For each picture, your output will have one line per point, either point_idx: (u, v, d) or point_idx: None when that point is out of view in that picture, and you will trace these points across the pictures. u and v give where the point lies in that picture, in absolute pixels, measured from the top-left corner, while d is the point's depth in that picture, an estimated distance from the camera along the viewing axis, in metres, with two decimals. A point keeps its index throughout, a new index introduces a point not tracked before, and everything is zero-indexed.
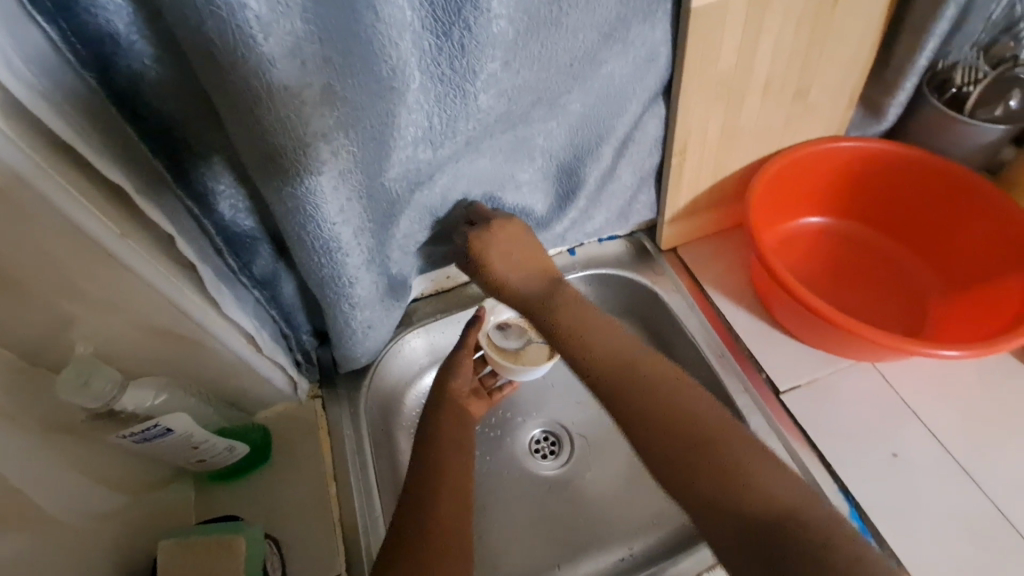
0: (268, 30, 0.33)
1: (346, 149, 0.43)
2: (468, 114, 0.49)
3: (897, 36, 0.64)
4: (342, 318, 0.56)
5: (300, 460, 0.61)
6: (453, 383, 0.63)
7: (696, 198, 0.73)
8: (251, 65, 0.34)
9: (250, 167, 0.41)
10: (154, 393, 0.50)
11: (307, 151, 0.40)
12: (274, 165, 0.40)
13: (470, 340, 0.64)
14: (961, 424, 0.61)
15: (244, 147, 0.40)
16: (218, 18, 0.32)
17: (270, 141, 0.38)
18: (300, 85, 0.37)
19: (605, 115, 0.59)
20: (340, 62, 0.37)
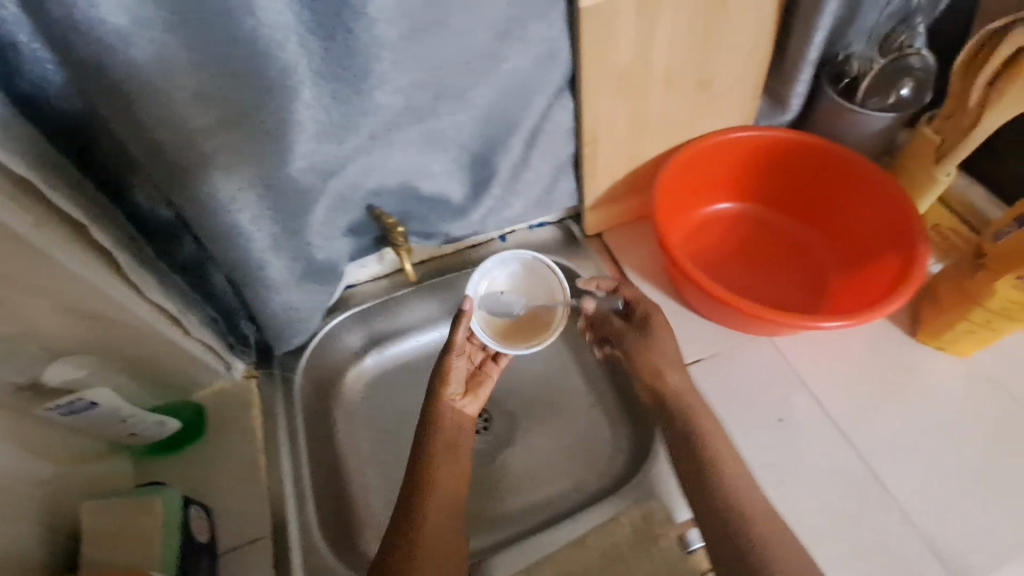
0: (129, 41, 0.39)
1: (233, 143, 0.47)
2: (363, 111, 0.53)
3: (791, 30, 0.68)
4: (259, 298, 0.61)
5: (233, 434, 0.66)
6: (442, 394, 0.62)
7: (614, 185, 0.77)
8: (117, 67, 0.40)
9: (144, 160, 0.46)
10: (77, 367, 0.54)
11: (190, 145, 0.45)
12: (160, 158, 0.46)
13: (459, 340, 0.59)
14: (844, 391, 0.67)
15: (132, 143, 0.45)
16: (84, 33, 0.38)
17: (152, 136, 0.44)
18: (170, 85, 0.42)
19: (512, 108, 0.63)
20: (212, 67, 0.42)
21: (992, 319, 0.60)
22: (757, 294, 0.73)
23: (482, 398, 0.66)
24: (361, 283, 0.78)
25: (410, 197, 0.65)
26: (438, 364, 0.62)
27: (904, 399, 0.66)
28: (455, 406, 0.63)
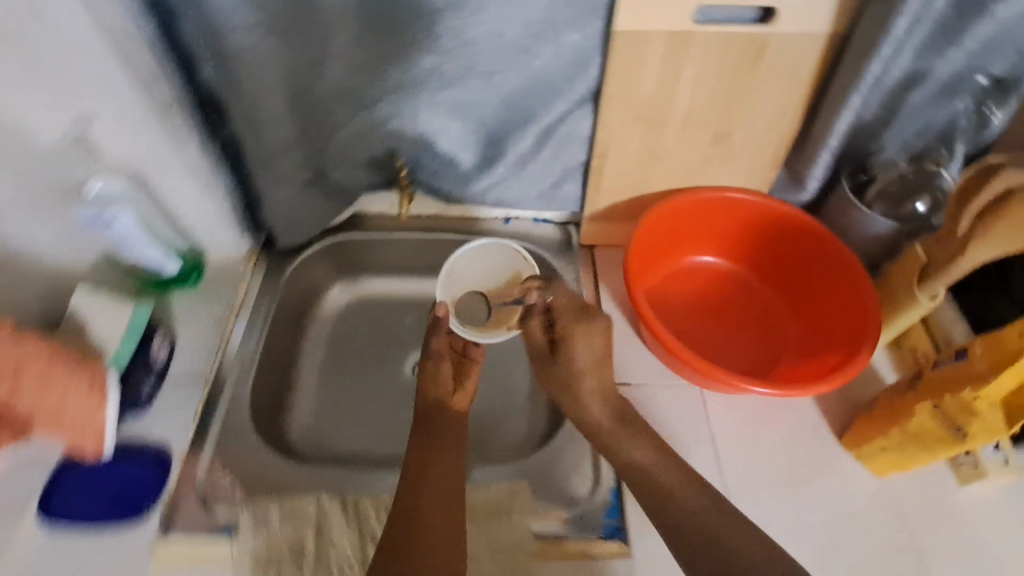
0: None
1: (270, 42, 0.59)
2: (396, 57, 0.62)
3: (819, 113, 0.70)
4: (266, 185, 0.72)
5: (216, 296, 0.77)
6: (428, 391, 0.71)
7: (615, 205, 0.81)
8: None
9: (201, 41, 0.58)
10: (107, 183, 0.61)
11: (230, 36, 0.57)
12: (214, 41, 0.57)
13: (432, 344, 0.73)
14: (746, 462, 0.68)
15: (195, 23, 0.56)
16: None
17: (212, 21, 0.56)
18: None
19: (531, 100, 0.69)
20: None
21: (905, 444, 0.61)
22: (710, 347, 0.76)
23: (472, 389, 0.72)
24: (369, 216, 0.86)
25: (425, 150, 0.73)
26: (420, 380, 0.72)
27: (800, 491, 0.66)
28: (444, 401, 0.71)
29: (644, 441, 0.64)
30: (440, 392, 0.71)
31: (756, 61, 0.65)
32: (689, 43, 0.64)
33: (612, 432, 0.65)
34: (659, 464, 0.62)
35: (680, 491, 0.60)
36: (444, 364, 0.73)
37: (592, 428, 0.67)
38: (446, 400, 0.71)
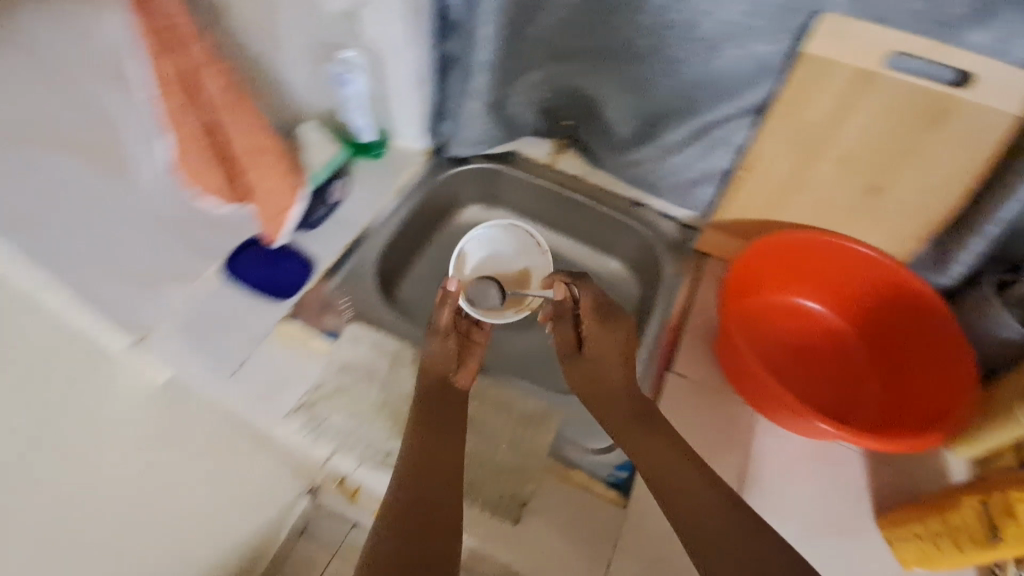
0: None
1: None
2: (600, 23, 0.73)
3: (989, 198, 0.67)
4: (460, 99, 0.87)
5: (385, 173, 0.94)
6: (432, 364, 0.73)
7: (741, 221, 0.85)
8: None
9: None
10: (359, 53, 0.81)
11: None
12: None
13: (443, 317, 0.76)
14: (770, 491, 0.70)
15: None
16: None
17: None
18: None
19: (701, 96, 0.74)
20: None
21: (942, 537, 0.60)
22: (788, 379, 0.77)
23: (473, 367, 0.75)
24: (523, 158, 0.99)
25: (595, 111, 0.84)
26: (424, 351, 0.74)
27: (811, 538, 0.68)
28: (453, 379, 0.73)
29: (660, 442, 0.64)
30: (442, 367, 0.73)
31: (935, 124, 0.66)
32: (873, 87, 0.66)
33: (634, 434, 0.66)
34: (674, 471, 0.61)
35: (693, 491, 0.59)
36: (447, 343, 0.75)
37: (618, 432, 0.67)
38: (448, 378, 0.73)
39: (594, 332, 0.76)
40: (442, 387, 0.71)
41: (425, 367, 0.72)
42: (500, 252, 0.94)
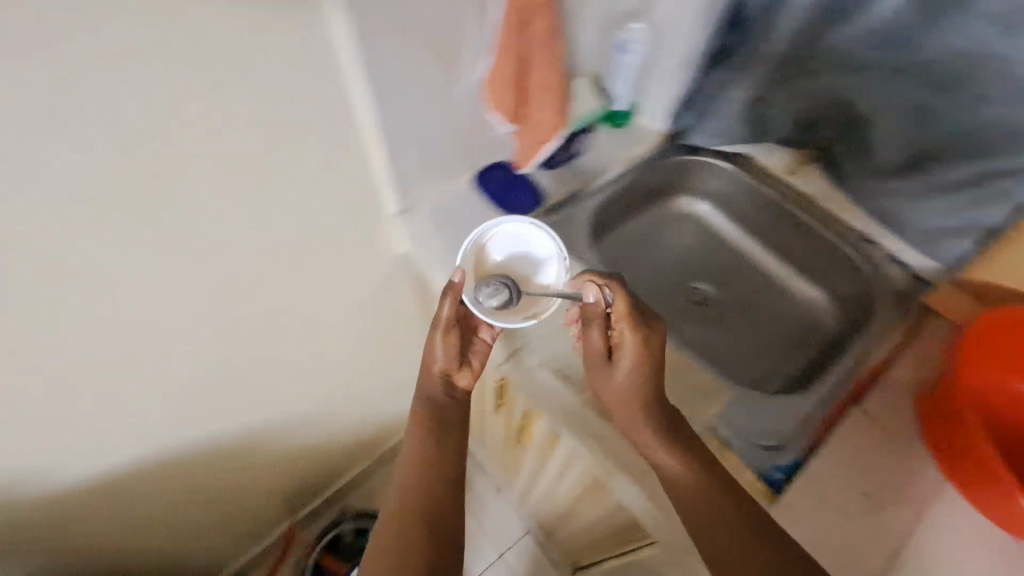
0: None
1: None
2: (913, 45, 0.78)
3: None
4: (730, 94, 0.95)
5: (622, 141, 1.01)
6: (428, 363, 0.79)
7: (996, 285, 0.79)
8: None
9: None
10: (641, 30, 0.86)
11: None
12: None
13: (444, 309, 0.72)
14: (944, 565, 0.64)
15: None
16: None
17: None
18: None
19: (999, 137, 0.76)
20: None
21: None
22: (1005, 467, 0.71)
23: (476, 367, 0.80)
24: (758, 163, 0.99)
25: (865, 130, 0.87)
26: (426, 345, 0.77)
27: None
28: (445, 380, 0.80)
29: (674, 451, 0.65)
30: (440, 364, 0.78)
31: None
32: None
33: (650, 443, 0.66)
34: (688, 479, 0.64)
35: (710, 495, 0.63)
36: (447, 341, 0.76)
37: (637, 441, 0.67)
38: (449, 374, 0.79)
39: (634, 351, 0.66)
40: (451, 396, 0.81)
41: (424, 367, 0.80)
42: (528, 250, 0.76)
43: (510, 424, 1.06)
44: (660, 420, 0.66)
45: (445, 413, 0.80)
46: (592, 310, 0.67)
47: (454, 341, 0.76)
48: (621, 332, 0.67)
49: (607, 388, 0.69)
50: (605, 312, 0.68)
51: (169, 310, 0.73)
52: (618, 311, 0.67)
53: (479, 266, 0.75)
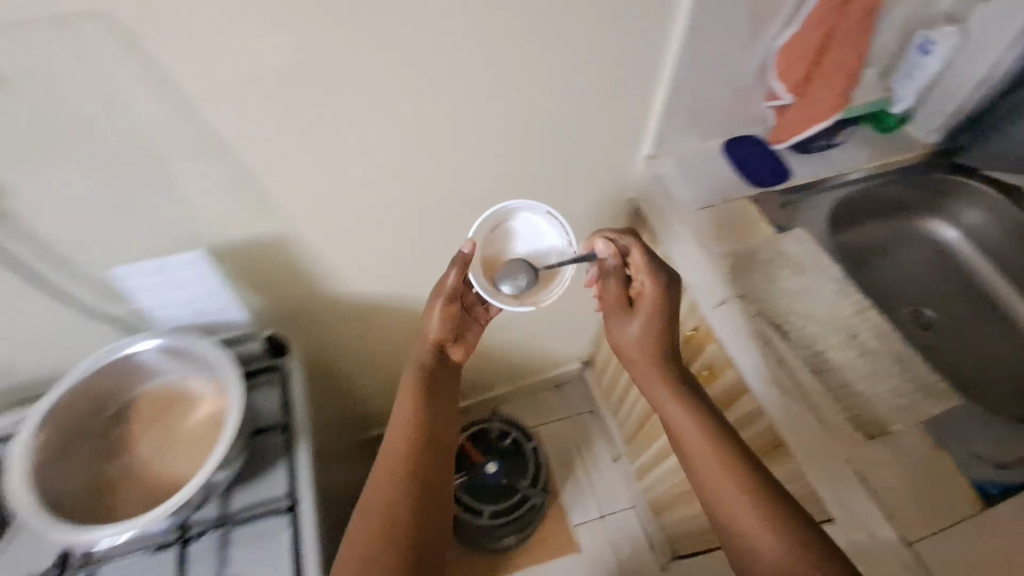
0: None
1: None
2: None
3: None
4: None
5: (885, 144, 0.99)
6: (428, 329, 0.84)
7: None
8: None
9: None
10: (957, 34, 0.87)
11: None
12: None
13: (450, 279, 0.80)
14: None
15: None
16: None
17: None
18: None
19: None
20: None
21: None
22: None
23: (468, 341, 0.88)
24: None
25: None
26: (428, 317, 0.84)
27: None
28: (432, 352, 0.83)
29: (688, 413, 0.72)
30: (439, 330, 0.83)
31: None
32: None
33: (668, 406, 0.74)
34: (694, 435, 0.70)
35: (734, 476, 0.65)
36: (443, 310, 0.82)
37: (660, 408, 0.75)
38: (444, 345, 0.84)
39: (649, 293, 0.78)
40: (445, 364, 0.84)
41: (421, 337, 0.85)
42: (543, 244, 0.81)
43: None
44: (678, 388, 0.75)
45: (435, 375, 0.81)
46: (609, 265, 0.81)
47: (453, 311, 0.84)
48: (641, 282, 0.79)
49: (633, 366, 0.80)
50: (623, 266, 0.81)
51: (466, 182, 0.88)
52: (633, 262, 0.80)
53: (488, 248, 0.79)
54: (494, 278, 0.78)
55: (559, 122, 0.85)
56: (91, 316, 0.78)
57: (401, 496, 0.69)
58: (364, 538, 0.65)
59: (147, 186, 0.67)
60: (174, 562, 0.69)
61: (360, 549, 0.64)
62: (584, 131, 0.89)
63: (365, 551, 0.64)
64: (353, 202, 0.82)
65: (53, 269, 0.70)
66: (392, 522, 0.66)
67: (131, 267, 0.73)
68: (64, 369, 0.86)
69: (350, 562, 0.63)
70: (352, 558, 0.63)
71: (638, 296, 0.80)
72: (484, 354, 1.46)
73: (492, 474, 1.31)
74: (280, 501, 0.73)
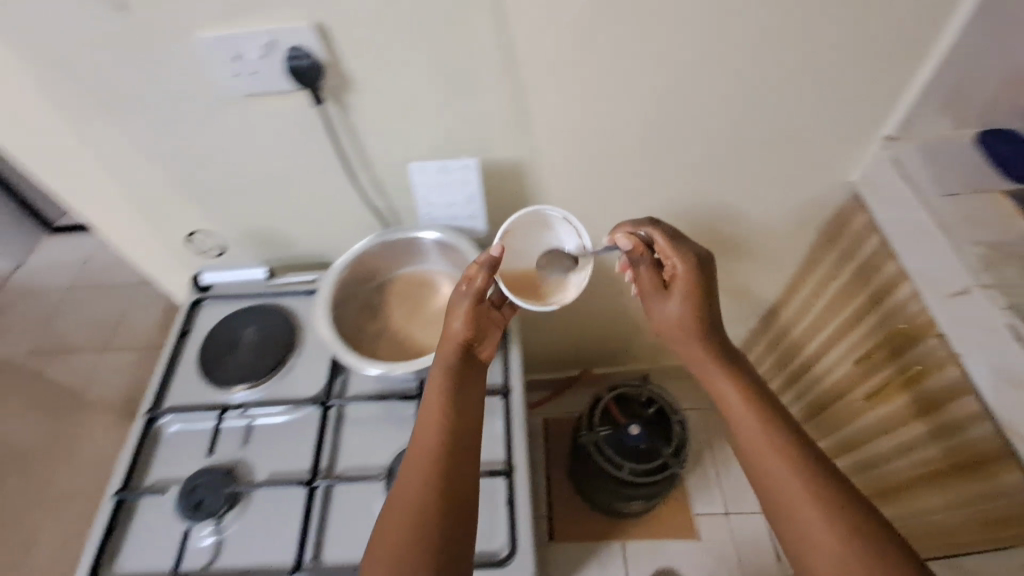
0: None
1: None
2: None
3: None
4: None
5: None
6: (451, 328, 0.78)
7: None
8: None
9: None
10: None
11: None
12: None
13: (478, 283, 0.77)
14: None
15: None
16: None
17: None
18: None
19: None
20: None
21: None
22: None
23: (494, 341, 0.82)
24: None
25: None
26: (453, 310, 0.79)
27: None
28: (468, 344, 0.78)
29: (738, 391, 0.76)
30: (461, 327, 0.77)
31: None
32: None
33: (724, 388, 0.77)
34: (749, 415, 0.73)
35: (788, 467, 0.67)
36: (465, 313, 0.77)
37: (715, 389, 0.79)
38: (469, 343, 0.78)
39: (678, 270, 0.84)
40: (470, 359, 0.78)
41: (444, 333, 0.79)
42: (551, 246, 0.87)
43: (863, 377, 1.05)
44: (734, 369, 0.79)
45: (463, 376, 0.75)
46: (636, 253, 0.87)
47: (478, 312, 0.79)
48: (673, 265, 0.85)
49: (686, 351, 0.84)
50: (651, 250, 0.87)
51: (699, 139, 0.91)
52: (664, 247, 0.85)
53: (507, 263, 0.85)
54: (521, 290, 0.83)
55: (814, 87, 0.84)
56: (367, 204, 0.94)
57: (423, 500, 0.64)
58: (429, 450, 0.67)
59: (441, 99, 0.79)
60: (413, 413, 0.83)
61: (426, 458, 0.67)
62: (837, 99, 0.87)
63: (433, 461, 0.67)
64: (595, 135, 0.88)
65: (357, 154, 0.85)
66: (454, 439, 0.69)
67: (422, 164, 0.86)
68: (324, 250, 1.04)
69: (418, 470, 0.66)
70: (419, 467, 0.66)
71: (669, 279, 0.86)
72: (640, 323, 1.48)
73: (634, 435, 1.30)
74: (496, 385, 0.85)
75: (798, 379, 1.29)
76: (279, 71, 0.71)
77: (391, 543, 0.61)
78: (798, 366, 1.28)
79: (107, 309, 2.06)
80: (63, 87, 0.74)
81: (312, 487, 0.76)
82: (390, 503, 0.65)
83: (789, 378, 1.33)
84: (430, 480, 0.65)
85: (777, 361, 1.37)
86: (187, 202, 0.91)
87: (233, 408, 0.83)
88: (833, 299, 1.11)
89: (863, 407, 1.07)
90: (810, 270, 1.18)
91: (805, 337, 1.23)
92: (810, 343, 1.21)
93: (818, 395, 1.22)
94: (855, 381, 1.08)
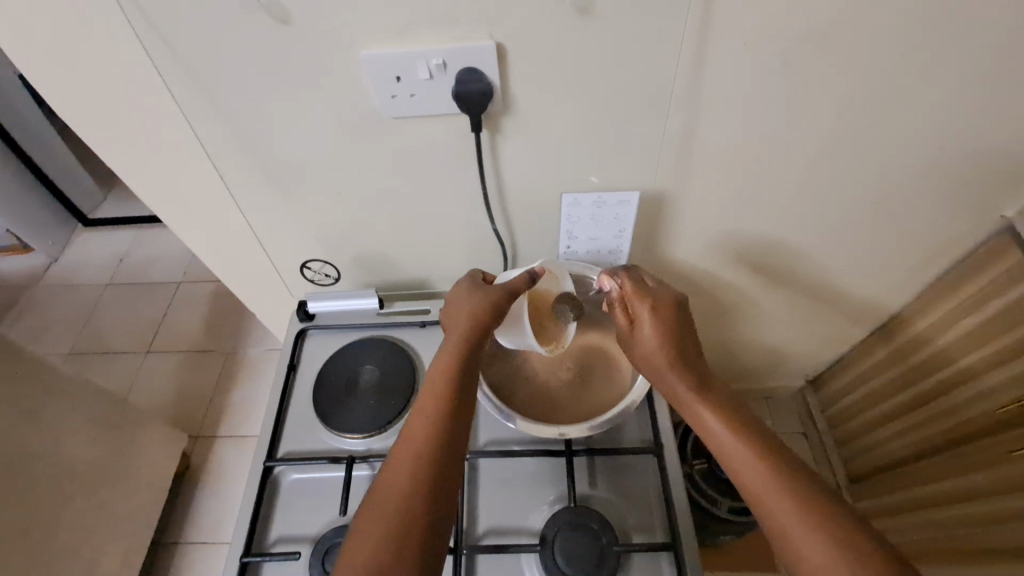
0: None
1: None
2: None
3: None
4: None
5: None
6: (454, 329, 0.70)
7: None
8: None
9: None
10: None
11: None
12: None
13: (518, 283, 0.72)
14: None
15: None
16: None
17: None
18: None
19: None
20: None
21: None
22: None
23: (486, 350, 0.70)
24: None
25: None
26: (455, 312, 0.72)
27: None
28: (473, 340, 0.69)
29: (749, 453, 0.60)
30: (462, 328, 0.69)
31: None
32: None
33: (734, 449, 0.61)
34: (772, 485, 0.57)
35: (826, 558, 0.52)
36: (468, 310, 0.71)
37: (723, 455, 0.62)
38: (473, 337, 0.69)
39: (643, 319, 0.72)
40: (476, 354, 0.69)
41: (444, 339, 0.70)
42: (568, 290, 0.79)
43: (1004, 425, 0.91)
44: (738, 426, 0.63)
45: (463, 371, 0.67)
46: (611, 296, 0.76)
47: (479, 307, 0.70)
48: (638, 310, 0.73)
49: (686, 411, 0.67)
50: (620, 295, 0.75)
51: (873, 183, 0.81)
52: (628, 291, 0.74)
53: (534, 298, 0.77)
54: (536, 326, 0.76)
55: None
56: (498, 235, 0.85)
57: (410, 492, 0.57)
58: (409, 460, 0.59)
59: (607, 128, 0.70)
60: (561, 469, 0.77)
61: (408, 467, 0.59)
62: None
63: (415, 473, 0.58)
64: (759, 170, 0.78)
65: (498, 183, 0.77)
66: (434, 453, 0.60)
67: (577, 197, 0.78)
68: (435, 280, 0.95)
69: (401, 477, 0.58)
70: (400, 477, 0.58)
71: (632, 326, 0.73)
72: (740, 369, 1.36)
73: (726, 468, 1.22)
74: (646, 442, 0.78)
75: (903, 415, 1.12)
76: (448, 96, 0.64)
77: (366, 558, 0.53)
78: (902, 404, 1.12)
79: (152, 311, 1.97)
80: (195, 104, 0.66)
81: (458, 555, 0.70)
82: (362, 518, 0.56)
83: (886, 415, 1.18)
84: (407, 506, 0.56)
85: (872, 394, 1.21)
86: (306, 226, 0.83)
87: (359, 460, 0.76)
88: (964, 335, 0.97)
89: (987, 463, 0.93)
90: (927, 306, 1.03)
91: (915, 374, 1.08)
92: (924, 379, 1.06)
93: (926, 434, 1.07)
94: (986, 430, 0.95)
